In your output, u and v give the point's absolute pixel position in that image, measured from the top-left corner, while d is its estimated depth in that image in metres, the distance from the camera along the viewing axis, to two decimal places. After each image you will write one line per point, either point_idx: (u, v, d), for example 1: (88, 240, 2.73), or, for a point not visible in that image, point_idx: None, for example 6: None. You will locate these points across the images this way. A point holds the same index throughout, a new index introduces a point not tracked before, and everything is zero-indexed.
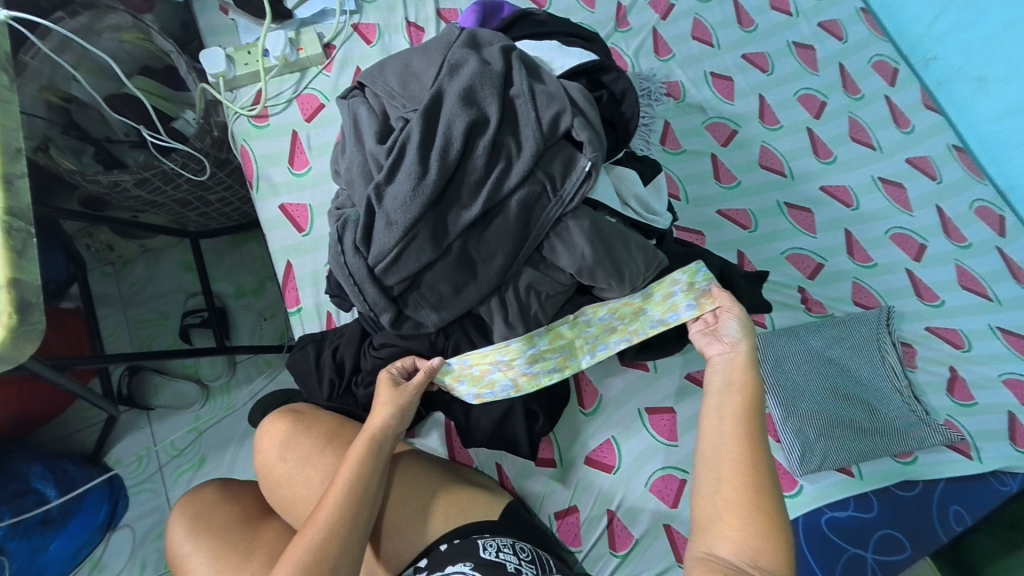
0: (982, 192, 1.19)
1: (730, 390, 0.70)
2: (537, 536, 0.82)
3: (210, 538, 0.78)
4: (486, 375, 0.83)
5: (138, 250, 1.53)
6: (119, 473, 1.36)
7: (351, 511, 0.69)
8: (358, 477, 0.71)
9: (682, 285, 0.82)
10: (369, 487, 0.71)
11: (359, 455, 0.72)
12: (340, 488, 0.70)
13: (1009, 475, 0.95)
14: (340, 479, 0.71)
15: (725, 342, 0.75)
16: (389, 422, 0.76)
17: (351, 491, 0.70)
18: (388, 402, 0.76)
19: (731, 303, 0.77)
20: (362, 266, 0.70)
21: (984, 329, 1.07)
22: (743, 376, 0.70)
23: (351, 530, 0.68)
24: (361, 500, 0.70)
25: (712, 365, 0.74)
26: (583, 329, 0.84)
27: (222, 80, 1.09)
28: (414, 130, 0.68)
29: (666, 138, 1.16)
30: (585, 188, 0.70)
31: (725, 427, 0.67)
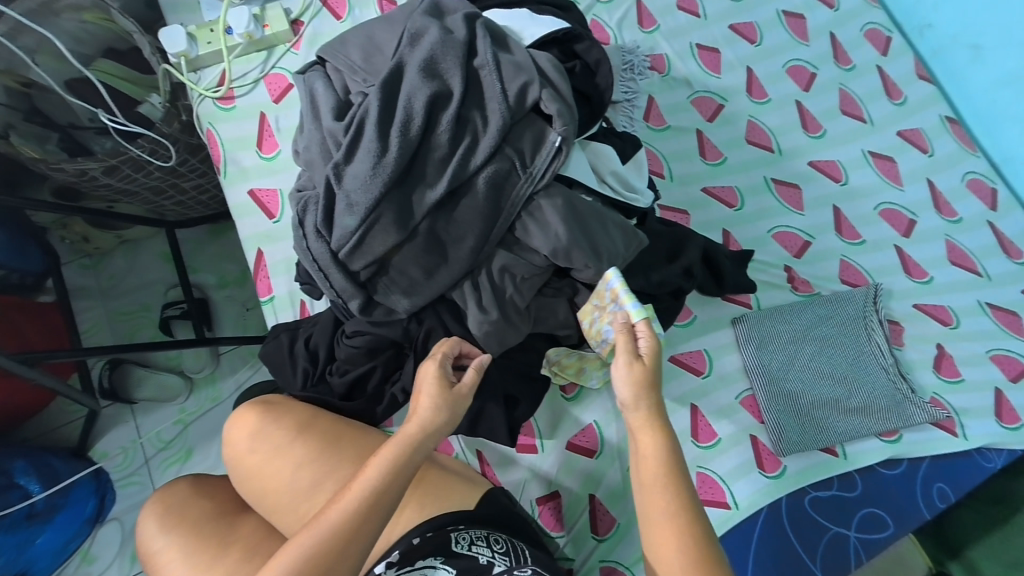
0: (975, 165, 1.15)
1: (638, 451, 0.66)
2: (513, 526, 0.82)
3: (187, 531, 0.77)
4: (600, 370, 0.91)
5: (116, 241, 1.49)
6: (106, 466, 1.35)
7: (365, 517, 0.65)
8: (382, 481, 0.67)
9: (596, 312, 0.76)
10: (391, 494, 0.67)
11: (389, 458, 0.68)
12: (360, 491, 0.66)
13: (994, 452, 0.95)
14: (363, 480, 0.66)
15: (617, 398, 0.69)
16: (430, 425, 0.70)
17: (371, 497, 0.65)
18: (438, 402, 0.71)
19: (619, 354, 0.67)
20: (326, 251, 0.68)
21: (973, 305, 1.05)
22: (644, 439, 0.66)
23: (361, 537, 0.64)
24: (379, 505, 0.66)
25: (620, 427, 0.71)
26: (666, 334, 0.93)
27: (184, 60, 1.04)
28: (372, 105, 0.64)
29: (650, 115, 1.12)
30: (555, 165, 0.67)
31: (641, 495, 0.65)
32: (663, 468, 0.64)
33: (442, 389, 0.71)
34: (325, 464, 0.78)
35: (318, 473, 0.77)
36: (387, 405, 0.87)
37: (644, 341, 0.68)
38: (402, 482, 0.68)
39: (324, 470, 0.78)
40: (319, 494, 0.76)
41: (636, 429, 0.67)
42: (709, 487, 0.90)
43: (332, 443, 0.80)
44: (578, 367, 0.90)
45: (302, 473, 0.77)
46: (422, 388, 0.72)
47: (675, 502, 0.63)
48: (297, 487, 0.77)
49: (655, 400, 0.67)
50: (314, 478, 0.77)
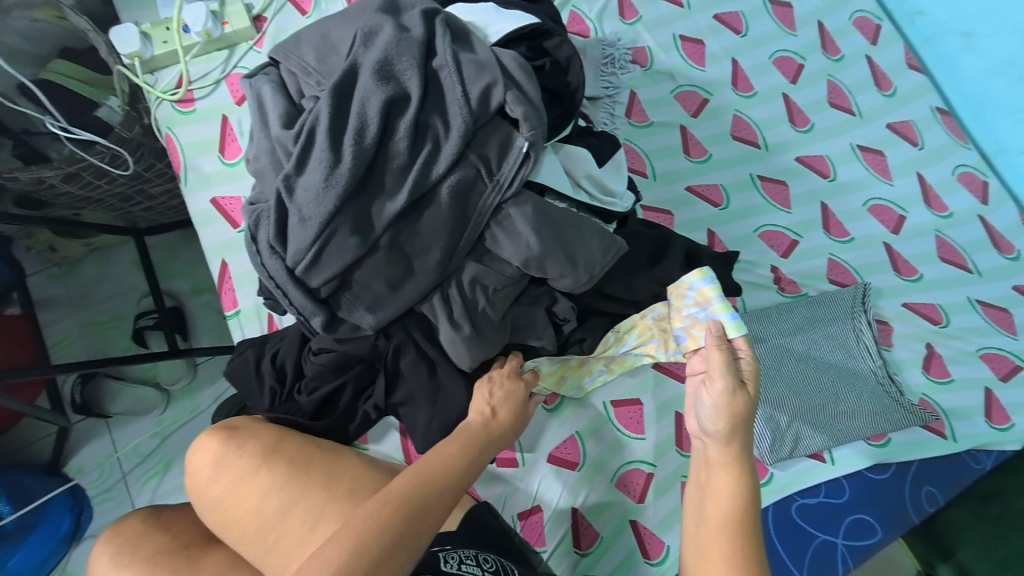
0: (966, 157, 1.12)
1: (711, 486, 0.69)
2: (500, 544, 0.78)
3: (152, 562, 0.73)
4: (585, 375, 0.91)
5: (85, 249, 1.42)
6: (82, 481, 1.30)
7: (442, 494, 0.67)
8: (459, 464, 0.70)
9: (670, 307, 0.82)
10: (462, 480, 0.70)
11: (465, 446, 0.72)
12: (440, 469, 0.69)
13: (983, 453, 0.94)
14: (442, 458, 0.70)
15: (696, 422, 0.73)
16: (505, 418, 0.78)
17: (448, 476, 0.68)
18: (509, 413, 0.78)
19: (717, 377, 0.70)
20: (281, 268, 0.64)
21: (963, 302, 1.02)
22: (721, 474, 0.68)
23: (438, 511, 0.65)
24: (454, 485, 0.68)
25: (695, 451, 0.75)
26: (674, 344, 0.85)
27: (137, 60, 0.98)
28: (322, 112, 0.59)
29: (632, 110, 1.07)
30: (523, 172, 0.63)
31: (702, 524, 0.68)
32: (733, 509, 0.66)
33: (517, 410, 0.79)
34: (294, 490, 0.75)
35: (286, 499, 0.74)
36: (360, 422, 0.85)
37: (745, 360, 0.72)
38: (471, 474, 0.71)
39: (293, 496, 0.74)
40: (287, 522, 0.73)
41: (715, 465, 0.69)
42: None
43: (300, 467, 0.77)
44: (560, 375, 0.90)
45: (269, 500, 0.74)
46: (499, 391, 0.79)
47: (734, 541, 0.64)
48: (264, 515, 0.73)
49: (745, 439, 0.69)
50: (281, 505, 0.74)
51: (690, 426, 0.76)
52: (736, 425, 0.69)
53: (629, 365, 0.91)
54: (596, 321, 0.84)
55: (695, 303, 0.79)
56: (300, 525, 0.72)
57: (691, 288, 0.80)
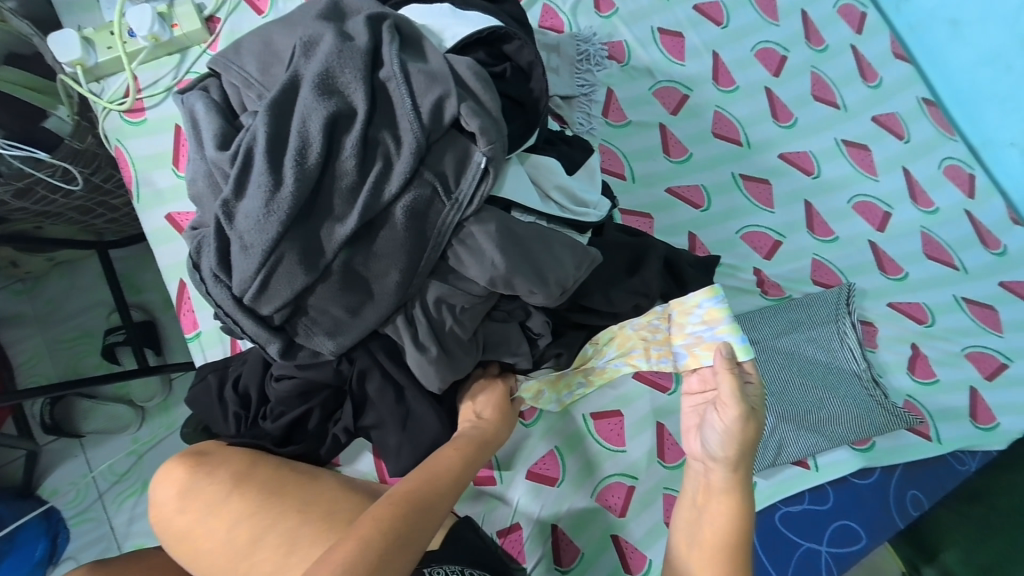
0: (953, 150, 1.10)
1: (709, 511, 0.67)
2: (490, 563, 0.74)
3: None
4: (566, 389, 0.88)
5: (48, 263, 1.32)
6: (57, 503, 1.21)
7: (444, 494, 0.66)
8: (457, 467, 0.70)
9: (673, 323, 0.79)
10: (459, 484, 0.69)
11: (463, 449, 0.72)
12: (440, 471, 0.68)
13: (969, 454, 0.93)
14: (442, 460, 0.70)
15: (700, 449, 0.69)
16: (492, 424, 0.78)
17: (447, 479, 0.68)
18: (502, 417, 0.79)
19: (730, 405, 0.65)
20: (228, 296, 0.60)
21: (949, 301, 1.00)
22: (719, 501, 0.67)
23: (438, 509, 0.64)
24: (453, 486, 0.68)
25: (691, 471, 0.72)
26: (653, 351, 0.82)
27: (80, 68, 0.92)
28: (259, 130, 0.55)
29: (609, 109, 1.03)
30: (483, 188, 0.59)
31: (695, 546, 0.68)
32: (730, 536, 0.65)
33: (505, 412, 0.79)
34: (265, 518, 0.70)
35: (257, 529, 0.70)
36: (331, 446, 0.82)
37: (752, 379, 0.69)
38: (467, 478, 0.70)
39: (264, 525, 0.70)
40: (259, 553, 0.68)
41: (716, 490, 0.67)
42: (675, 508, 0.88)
43: (272, 494, 0.73)
44: (537, 390, 0.87)
45: (239, 530, 0.70)
46: (483, 397, 0.80)
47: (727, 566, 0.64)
48: (233, 546, 0.69)
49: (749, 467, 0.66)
50: (252, 535, 0.69)
51: (690, 447, 0.72)
52: (740, 458, 0.66)
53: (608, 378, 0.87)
54: (573, 335, 0.80)
55: (701, 321, 0.77)
56: (275, 551, 0.68)
57: (699, 305, 0.77)
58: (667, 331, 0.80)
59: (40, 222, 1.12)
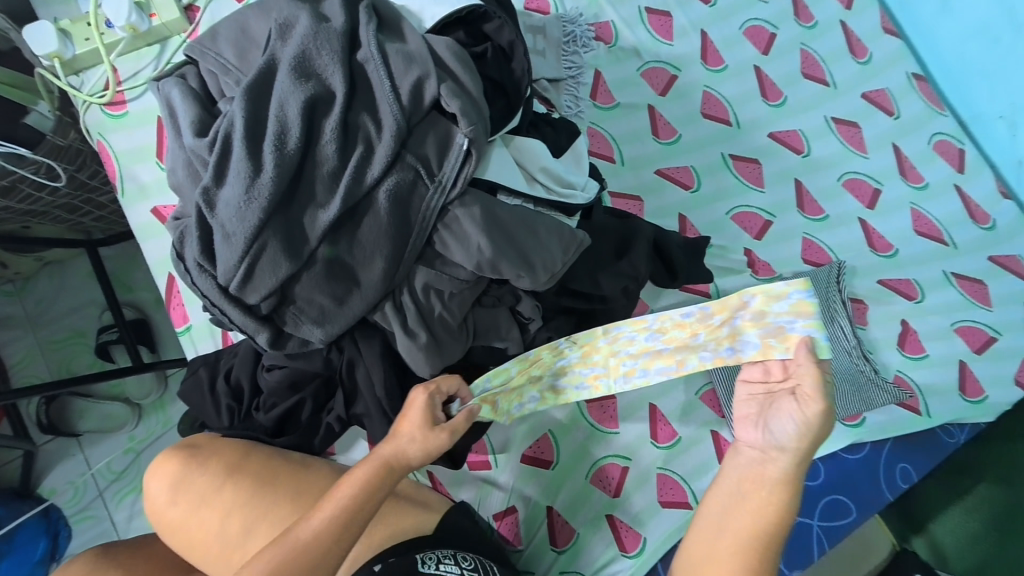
0: (943, 125, 1.09)
1: (750, 503, 0.60)
2: (481, 545, 0.78)
3: None
4: (517, 397, 0.70)
5: (37, 264, 1.31)
6: (56, 502, 1.22)
7: (331, 545, 0.60)
8: (352, 504, 0.62)
9: (749, 310, 0.61)
10: (356, 523, 0.62)
11: (358, 481, 0.63)
12: (327, 517, 0.61)
13: (957, 427, 0.94)
14: (333, 500, 0.62)
15: (764, 437, 0.60)
16: (405, 448, 0.65)
17: (335, 525, 0.61)
18: (420, 431, 0.65)
19: (813, 400, 0.57)
20: (213, 286, 0.60)
21: (939, 277, 1.00)
22: (770, 493, 0.59)
23: (324, 565, 0.59)
24: (345, 530, 0.61)
25: (736, 455, 0.63)
26: (622, 347, 0.66)
27: (58, 61, 0.90)
28: (236, 116, 0.55)
29: (597, 92, 1.02)
30: (466, 170, 0.59)
31: (730, 534, 0.60)
32: (763, 531, 0.59)
33: (426, 419, 0.65)
34: (257, 508, 0.73)
35: (249, 519, 0.72)
36: (324, 436, 0.82)
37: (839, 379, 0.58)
38: (367, 511, 0.63)
39: (256, 514, 0.72)
40: (251, 541, 0.71)
41: (767, 484, 0.60)
42: (668, 487, 0.89)
43: (264, 484, 0.74)
44: (491, 402, 0.68)
45: (232, 521, 0.72)
46: (410, 412, 0.65)
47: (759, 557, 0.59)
48: (226, 536, 0.72)
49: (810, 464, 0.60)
50: (244, 525, 0.72)
51: (743, 433, 0.63)
52: (801, 463, 0.59)
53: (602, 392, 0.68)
54: (561, 320, 0.80)
55: (789, 311, 0.59)
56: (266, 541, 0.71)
57: (790, 294, 0.59)
58: (733, 317, 0.62)
59: (28, 222, 1.10)
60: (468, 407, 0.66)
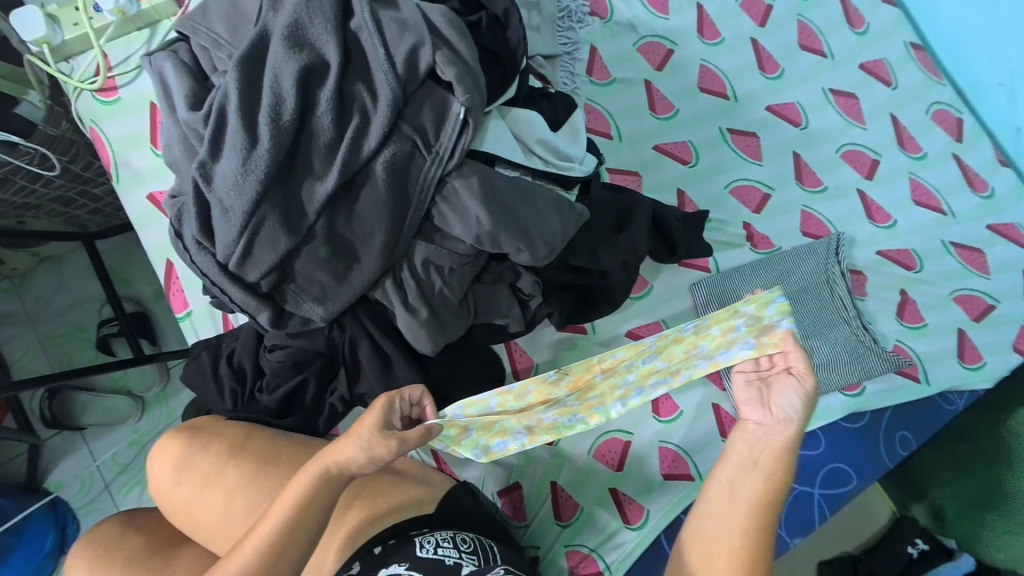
0: (940, 95, 1.08)
1: (746, 482, 0.61)
2: (479, 525, 0.78)
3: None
4: (498, 435, 0.69)
5: (34, 259, 1.29)
6: (63, 495, 1.20)
7: (274, 561, 0.60)
8: (292, 518, 0.60)
9: (745, 318, 0.63)
10: (299, 536, 0.61)
11: (297, 496, 0.61)
12: (267, 533, 0.60)
13: (956, 394, 0.95)
14: (273, 516, 0.61)
15: (771, 415, 0.61)
16: (349, 458, 0.62)
17: (274, 542, 0.60)
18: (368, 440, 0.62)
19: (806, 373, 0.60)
20: (213, 264, 0.61)
21: (937, 246, 1.01)
22: (771, 472, 0.61)
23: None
24: (286, 546, 0.60)
25: (743, 432, 0.63)
26: (620, 377, 0.66)
27: (46, 47, 0.88)
28: (230, 88, 0.56)
29: (593, 68, 1.01)
30: (463, 140, 0.59)
31: (739, 507, 0.61)
32: (762, 508, 0.60)
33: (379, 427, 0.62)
34: (260, 488, 0.72)
35: (253, 498, 0.72)
36: (328, 417, 0.81)
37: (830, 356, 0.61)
38: (314, 521, 0.61)
39: (259, 494, 0.72)
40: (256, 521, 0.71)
41: (762, 465, 0.61)
42: (671, 460, 0.90)
43: (267, 463, 0.74)
44: (460, 429, 0.68)
45: (236, 501, 0.72)
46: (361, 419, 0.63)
47: (764, 524, 0.60)
48: (230, 516, 0.71)
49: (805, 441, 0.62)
50: (247, 505, 0.71)
51: (745, 416, 0.63)
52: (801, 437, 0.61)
53: (599, 420, 0.68)
54: (562, 296, 0.81)
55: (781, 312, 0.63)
56: None
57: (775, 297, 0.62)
58: (731, 327, 0.64)
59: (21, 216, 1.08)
60: (428, 424, 0.64)
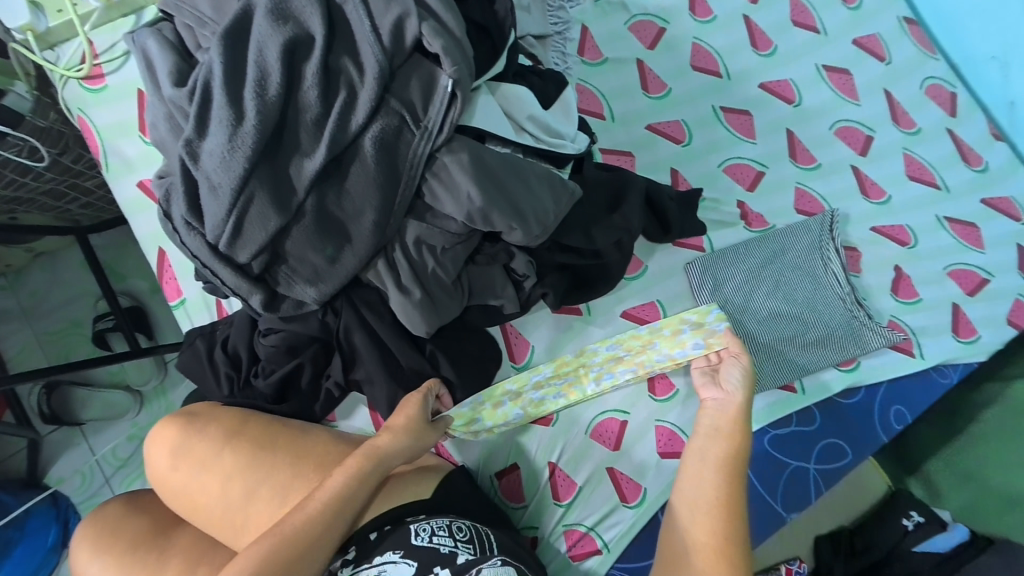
0: (934, 69, 1.08)
1: (711, 442, 0.71)
2: (475, 512, 0.76)
3: (117, 559, 0.71)
4: (499, 414, 0.84)
5: (28, 255, 1.28)
6: (63, 490, 1.20)
7: (324, 531, 0.65)
8: (343, 493, 0.67)
9: (691, 324, 0.88)
10: (347, 510, 0.67)
11: (346, 474, 0.68)
12: (319, 506, 0.66)
13: (950, 367, 0.95)
14: (323, 492, 0.67)
15: (723, 390, 0.76)
16: (397, 439, 0.72)
17: (324, 516, 0.66)
18: (410, 425, 0.73)
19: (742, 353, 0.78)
20: (203, 244, 0.63)
21: (932, 222, 1.01)
22: (731, 434, 0.71)
23: (319, 548, 0.65)
24: (336, 518, 0.66)
25: (704, 409, 0.76)
26: (589, 359, 0.87)
27: (31, 35, 0.86)
28: (215, 62, 0.59)
29: (584, 47, 1.00)
30: (451, 114, 0.62)
31: (707, 472, 0.69)
32: (734, 462, 0.69)
33: (418, 415, 0.74)
34: (258, 472, 0.72)
35: (251, 482, 0.72)
36: (324, 401, 0.82)
37: None
38: (361, 496, 0.68)
39: (257, 478, 0.72)
40: (253, 504, 0.71)
41: (722, 432, 0.72)
42: (668, 440, 0.88)
43: (264, 448, 0.74)
44: (468, 416, 0.83)
45: (233, 484, 0.72)
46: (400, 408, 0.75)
47: (734, 480, 0.68)
48: (228, 500, 0.71)
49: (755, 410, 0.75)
50: (245, 489, 0.71)
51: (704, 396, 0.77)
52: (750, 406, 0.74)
53: (577, 396, 0.86)
54: (556, 276, 0.80)
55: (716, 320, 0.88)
56: (266, 504, 0.71)
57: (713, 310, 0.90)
58: (681, 330, 0.88)
59: (13, 211, 1.06)
60: (442, 415, 0.79)
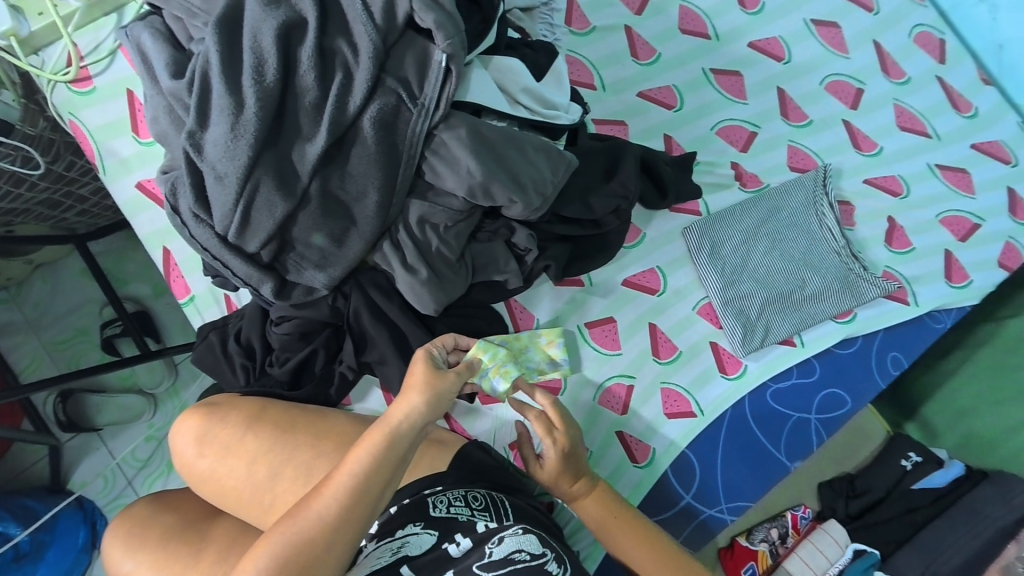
0: (923, 17, 1.08)
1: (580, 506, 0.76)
2: (491, 478, 0.79)
3: (152, 551, 0.74)
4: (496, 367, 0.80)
5: (28, 266, 1.27)
6: (86, 494, 1.21)
7: (346, 514, 0.61)
8: (363, 472, 0.63)
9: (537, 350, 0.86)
10: (367, 490, 0.63)
11: (361, 454, 0.64)
12: (338, 486, 0.62)
13: (944, 312, 0.98)
14: (340, 472, 0.63)
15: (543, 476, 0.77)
16: (417, 410, 0.67)
17: (342, 501, 0.62)
18: (426, 388, 0.68)
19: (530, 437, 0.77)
20: (213, 236, 0.65)
21: (924, 170, 1.02)
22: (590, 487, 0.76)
23: (344, 530, 0.61)
24: (356, 500, 0.62)
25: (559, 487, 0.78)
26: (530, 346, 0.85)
27: (15, 40, 0.83)
28: (212, 52, 0.60)
29: (572, 17, 0.99)
30: (447, 90, 0.63)
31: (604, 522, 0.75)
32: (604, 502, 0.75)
33: (432, 371, 0.69)
34: (281, 454, 0.75)
35: (274, 464, 0.74)
36: (339, 385, 0.84)
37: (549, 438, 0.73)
38: (380, 477, 0.64)
39: (281, 460, 0.75)
40: (279, 484, 0.74)
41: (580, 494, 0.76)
42: (674, 400, 0.91)
43: (286, 431, 0.77)
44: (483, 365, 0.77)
45: (258, 467, 0.74)
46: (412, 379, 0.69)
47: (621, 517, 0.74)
48: (254, 481, 0.74)
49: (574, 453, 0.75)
50: (270, 470, 0.74)
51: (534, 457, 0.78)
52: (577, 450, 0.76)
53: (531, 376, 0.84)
54: (557, 247, 0.82)
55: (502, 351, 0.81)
56: (292, 484, 0.74)
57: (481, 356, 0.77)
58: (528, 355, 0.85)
59: (9, 222, 1.05)
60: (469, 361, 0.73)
